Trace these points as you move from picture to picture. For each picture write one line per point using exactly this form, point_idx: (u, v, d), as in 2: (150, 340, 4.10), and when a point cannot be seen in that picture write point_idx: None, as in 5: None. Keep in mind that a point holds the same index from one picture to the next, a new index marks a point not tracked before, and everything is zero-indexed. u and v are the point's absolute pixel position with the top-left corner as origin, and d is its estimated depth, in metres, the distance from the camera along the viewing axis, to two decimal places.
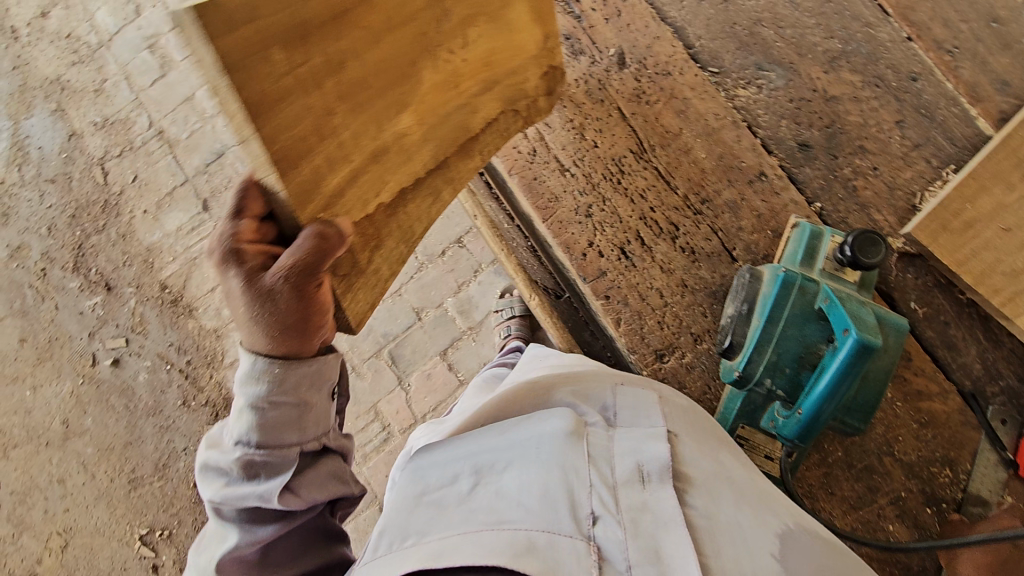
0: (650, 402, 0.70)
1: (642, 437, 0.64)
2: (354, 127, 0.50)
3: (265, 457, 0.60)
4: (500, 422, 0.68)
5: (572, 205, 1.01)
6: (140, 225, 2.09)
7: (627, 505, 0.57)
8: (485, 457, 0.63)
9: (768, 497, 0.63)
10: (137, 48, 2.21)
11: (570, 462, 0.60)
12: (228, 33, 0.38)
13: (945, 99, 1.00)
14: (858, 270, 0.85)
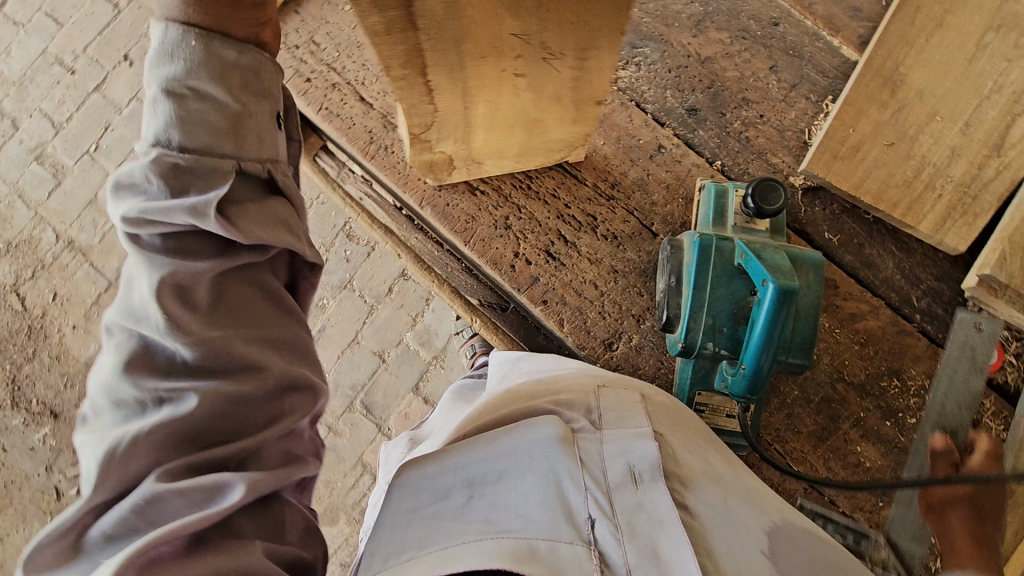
0: (634, 402, 0.70)
1: (631, 436, 0.64)
2: None
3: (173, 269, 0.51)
4: (489, 431, 0.65)
5: (490, 221, 1.01)
6: (72, 341, 2.03)
7: (621, 508, 0.58)
8: (477, 467, 0.60)
9: (751, 488, 0.65)
10: (24, 163, 2.17)
11: (565, 471, 0.59)
12: None
13: (808, 36, 1.05)
14: (766, 218, 0.87)
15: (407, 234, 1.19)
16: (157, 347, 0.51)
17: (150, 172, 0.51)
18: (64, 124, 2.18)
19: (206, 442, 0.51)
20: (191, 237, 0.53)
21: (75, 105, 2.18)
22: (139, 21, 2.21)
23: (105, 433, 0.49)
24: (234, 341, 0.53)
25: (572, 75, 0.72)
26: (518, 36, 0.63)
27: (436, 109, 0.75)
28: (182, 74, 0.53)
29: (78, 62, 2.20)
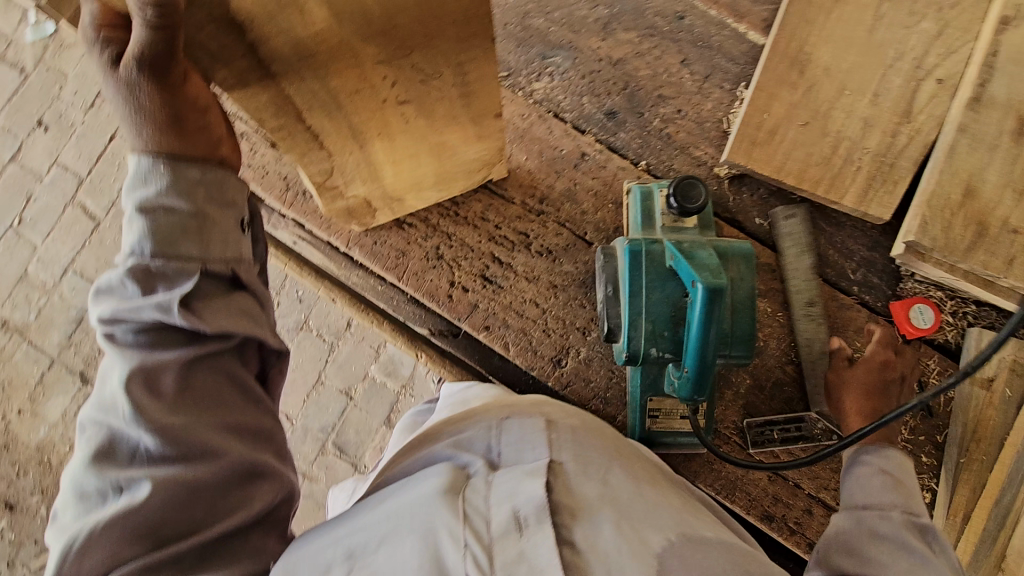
0: (536, 430, 0.65)
1: (521, 475, 0.57)
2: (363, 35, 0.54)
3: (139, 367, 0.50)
4: (383, 491, 0.60)
5: (421, 253, 0.98)
6: (21, 427, 1.95)
7: (502, 561, 0.50)
8: (357, 536, 0.55)
9: (656, 509, 0.59)
10: None
11: (440, 525, 0.52)
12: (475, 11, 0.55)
13: (714, 26, 1.05)
14: (692, 215, 0.86)
15: (343, 274, 1.15)
16: (122, 439, 0.49)
17: (123, 272, 0.51)
18: None
19: (168, 537, 0.48)
20: (160, 331, 0.52)
21: None
22: (51, 84, 2.13)
23: (68, 526, 0.47)
24: (199, 435, 0.50)
25: (457, 92, 0.67)
26: (384, 62, 0.58)
27: (329, 154, 0.71)
28: (153, 195, 0.52)
29: None
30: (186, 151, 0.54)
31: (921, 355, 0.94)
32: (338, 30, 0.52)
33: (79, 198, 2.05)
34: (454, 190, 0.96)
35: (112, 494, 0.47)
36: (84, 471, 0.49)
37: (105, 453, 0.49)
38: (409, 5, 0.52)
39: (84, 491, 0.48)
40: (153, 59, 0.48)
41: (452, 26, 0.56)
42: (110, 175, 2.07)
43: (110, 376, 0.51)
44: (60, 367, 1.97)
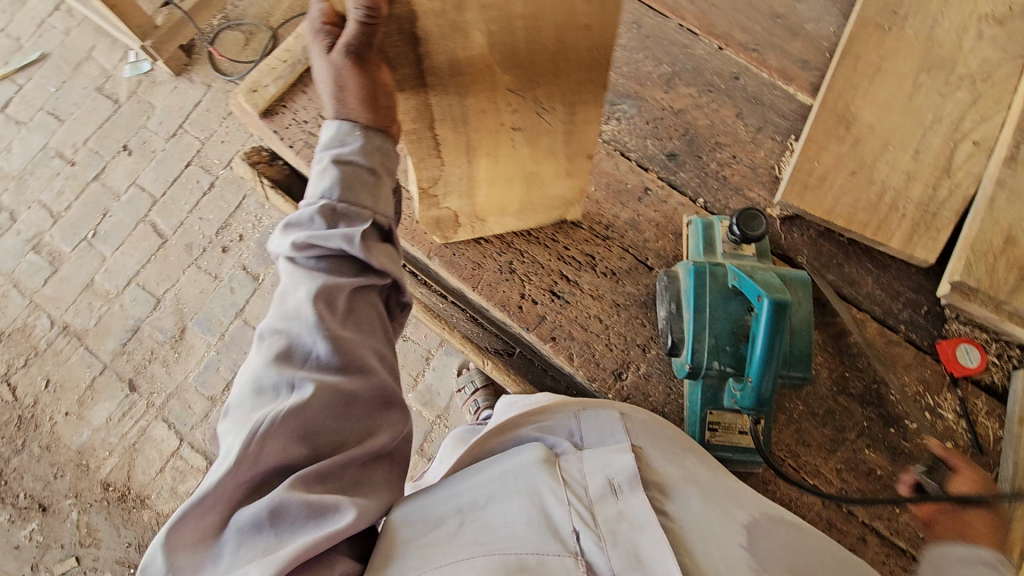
0: (613, 421, 0.73)
1: (608, 452, 0.67)
2: (504, 69, 0.68)
3: (324, 285, 0.63)
4: (481, 462, 0.68)
5: (495, 266, 1.07)
6: (65, 429, 1.98)
7: (604, 518, 0.59)
8: (467, 495, 0.61)
9: (731, 492, 0.67)
10: (20, 253, 2.19)
11: (548, 488, 0.61)
12: (595, 59, 0.68)
13: (766, 86, 1.17)
14: (751, 244, 0.95)
15: (412, 288, 1.24)
16: (299, 346, 0.60)
17: (316, 209, 0.66)
18: (61, 214, 2.22)
19: (327, 433, 0.58)
20: (336, 260, 0.67)
21: (74, 195, 2.24)
22: (139, 114, 2.32)
23: (247, 414, 0.56)
24: (358, 353, 0.62)
25: (563, 129, 0.80)
26: (514, 91, 0.71)
27: (441, 164, 0.83)
28: (346, 152, 0.70)
29: (78, 154, 2.29)
30: (369, 123, 0.70)
31: (967, 393, 0.98)
32: (487, 56, 0.65)
33: (150, 216, 2.20)
34: (524, 225, 1.08)
35: (287, 391, 0.57)
36: (264, 369, 0.59)
37: (286, 352, 0.60)
38: (547, 48, 0.66)
39: (265, 385, 0.57)
40: (357, 50, 0.61)
41: (575, 70, 0.69)
42: (182, 197, 2.21)
43: (291, 299, 0.64)
44: (111, 373, 2.02)
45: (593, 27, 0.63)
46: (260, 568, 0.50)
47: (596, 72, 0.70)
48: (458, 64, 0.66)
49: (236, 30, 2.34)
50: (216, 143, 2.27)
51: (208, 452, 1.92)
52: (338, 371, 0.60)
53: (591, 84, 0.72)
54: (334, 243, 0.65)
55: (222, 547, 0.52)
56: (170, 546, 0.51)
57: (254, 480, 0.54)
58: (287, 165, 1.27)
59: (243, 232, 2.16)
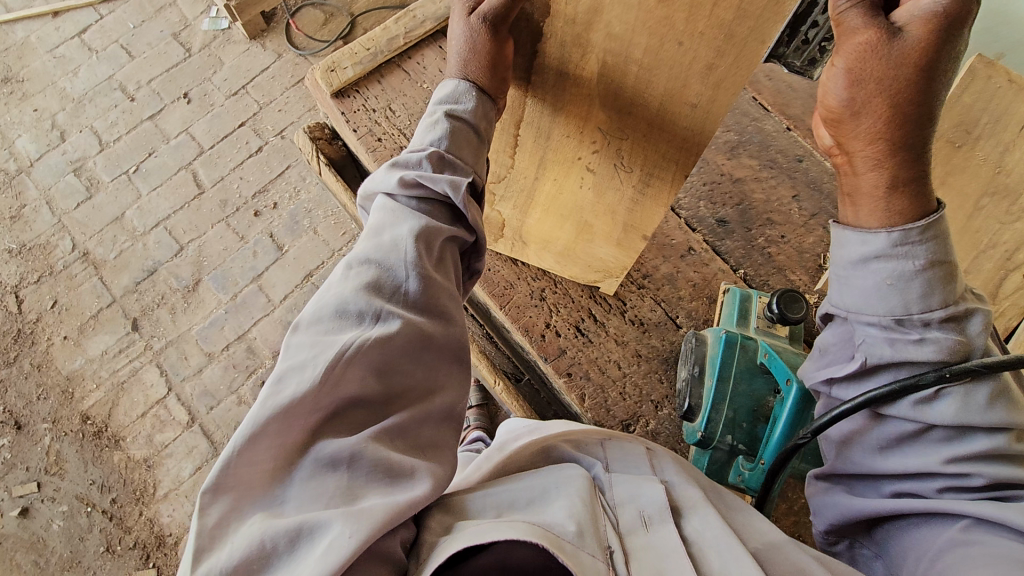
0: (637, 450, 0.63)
1: (642, 479, 0.59)
2: (603, 100, 0.72)
3: (429, 225, 0.62)
4: (516, 472, 0.59)
5: (527, 290, 1.07)
6: (60, 352, 1.97)
7: (633, 549, 0.52)
8: (505, 494, 0.55)
9: (746, 519, 0.58)
10: (60, 172, 2.22)
11: (586, 497, 0.54)
12: (695, 136, 0.69)
13: (827, 175, 1.17)
14: (787, 325, 0.94)
15: None
16: (390, 279, 0.57)
17: (425, 153, 0.67)
18: (109, 144, 2.26)
19: (403, 378, 0.54)
20: (434, 205, 0.66)
21: (126, 128, 2.28)
22: (206, 67, 2.37)
23: (326, 336, 0.52)
24: (441, 297, 0.59)
25: (634, 189, 0.82)
26: (602, 130, 0.76)
27: (513, 165, 0.90)
28: (460, 108, 0.70)
29: (140, 92, 2.33)
30: (485, 88, 0.70)
31: None
32: (594, 86, 0.71)
33: (193, 165, 2.23)
34: (561, 271, 1.07)
35: (370, 322, 0.53)
36: (350, 294, 0.55)
37: (377, 282, 0.56)
38: (650, 104, 0.69)
39: (349, 309, 0.54)
40: (497, 16, 0.65)
41: (664, 142, 0.72)
42: (228, 154, 2.24)
43: (386, 235, 0.61)
44: (118, 309, 2.02)
45: (698, 112, 0.66)
46: (341, 519, 0.44)
47: (690, 150, 0.72)
48: (566, 77, 0.72)
49: (318, 9, 2.42)
50: (273, 110, 2.30)
51: (192, 408, 1.91)
52: (422, 314, 0.57)
53: (675, 157, 0.73)
54: (437, 188, 0.65)
55: (289, 481, 0.47)
56: (236, 465, 0.46)
57: (330, 411, 0.49)
58: (345, 147, 1.29)
59: (278, 200, 2.18)
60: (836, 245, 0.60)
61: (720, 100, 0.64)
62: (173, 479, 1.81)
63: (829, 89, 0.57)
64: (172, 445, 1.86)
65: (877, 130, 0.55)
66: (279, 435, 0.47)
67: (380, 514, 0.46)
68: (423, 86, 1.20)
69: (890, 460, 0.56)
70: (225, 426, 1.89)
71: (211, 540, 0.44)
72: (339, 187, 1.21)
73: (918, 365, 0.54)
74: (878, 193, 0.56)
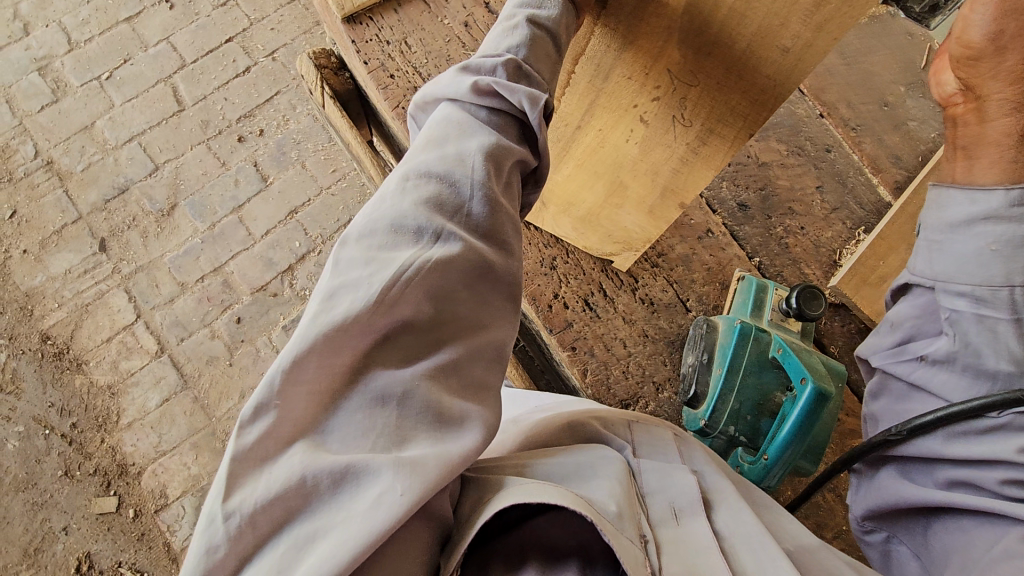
0: (666, 439, 0.62)
1: (671, 467, 0.58)
2: (685, 37, 0.67)
3: (500, 140, 0.57)
4: (549, 447, 0.56)
5: (538, 257, 1.02)
6: (18, 267, 1.84)
7: (665, 539, 0.51)
8: (542, 465, 0.51)
9: (775, 518, 0.59)
10: (22, 69, 2.02)
11: (624, 481, 0.52)
12: (778, 81, 0.66)
13: (853, 169, 1.13)
14: (800, 321, 0.93)
15: None
16: (452, 199, 0.51)
17: (502, 60, 0.61)
18: (80, 44, 2.05)
19: (460, 309, 0.48)
20: (504, 120, 0.61)
21: (99, 29, 2.07)
22: None
23: (382, 252, 0.47)
24: (501, 225, 0.53)
25: (685, 150, 0.79)
26: (671, 74, 0.71)
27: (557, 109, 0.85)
28: (545, 12, 0.65)
29: None
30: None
31: None
32: (677, 19, 0.66)
33: (173, 79, 2.05)
34: (575, 241, 1.03)
35: (429, 242, 0.48)
36: (408, 209, 0.49)
37: (438, 199, 0.51)
38: (741, 41, 0.64)
39: (407, 225, 0.49)
40: None
41: (737, 94, 0.69)
42: (212, 71, 2.07)
43: (448, 150, 0.55)
44: (84, 226, 1.89)
45: (788, 58, 0.64)
46: (389, 464, 0.40)
47: (769, 101, 0.68)
48: (646, 6, 0.67)
49: None
50: (266, 28, 2.13)
51: (162, 338, 1.82)
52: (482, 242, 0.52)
53: (746, 110, 0.70)
54: (510, 99, 0.60)
55: (332, 413, 0.43)
56: (282, 385, 0.42)
57: (382, 336, 0.45)
58: (352, 80, 1.18)
59: (265, 128, 2.04)
60: (936, 205, 0.61)
61: (817, 46, 0.61)
62: (139, 409, 1.75)
63: (970, 22, 0.54)
64: (138, 373, 1.78)
65: (1020, 71, 0.53)
66: (327, 360, 0.43)
67: (430, 462, 0.41)
68: (444, 22, 1.10)
69: (948, 448, 0.57)
70: (195, 360, 1.81)
71: (246, 468, 0.41)
72: (343, 124, 1.12)
73: (998, 346, 0.55)
74: (1005, 143, 0.55)
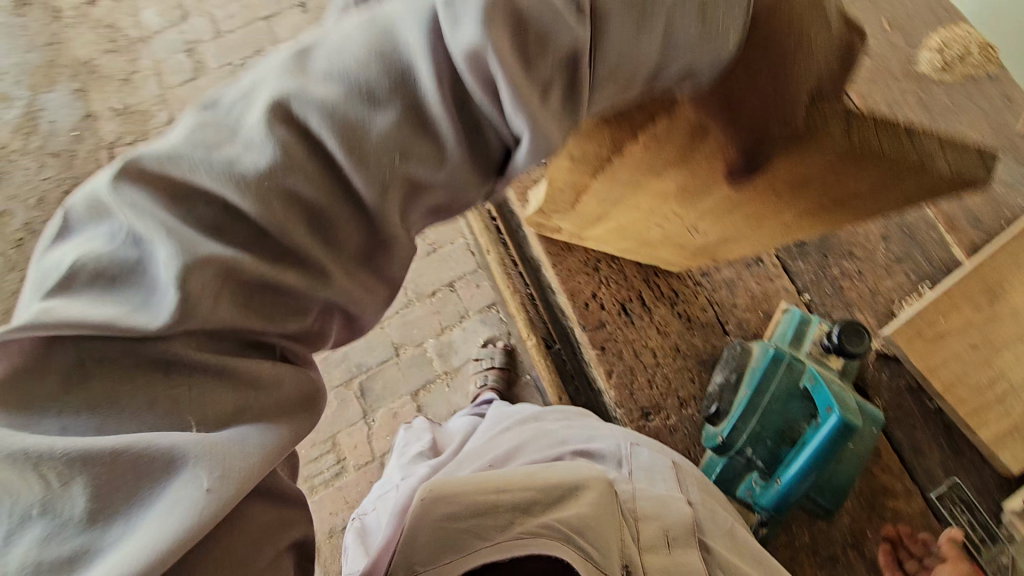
0: (665, 467, 0.82)
1: (662, 499, 0.77)
2: (686, 197, 0.66)
3: (378, 197, 0.41)
4: (529, 474, 0.72)
5: (582, 257, 1.04)
6: None
7: (652, 559, 0.69)
8: (524, 495, 0.67)
9: (752, 553, 0.76)
10: (173, 49, 2.33)
11: (611, 509, 0.68)
12: (784, 229, 0.67)
13: (925, 223, 1.09)
14: (841, 358, 0.91)
15: (492, 241, 1.30)
16: (282, 204, 0.39)
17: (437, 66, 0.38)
18: (224, 34, 2.36)
19: (261, 314, 0.41)
20: (414, 145, 0.40)
21: (242, 23, 2.37)
22: None
23: (154, 226, 0.36)
24: (395, 224, 0.43)
25: (702, 242, 0.81)
26: (680, 214, 0.72)
27: (572, 210, 0.82)
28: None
29: None
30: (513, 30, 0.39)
31: None
32: (674, 191, 0.65)
33: None
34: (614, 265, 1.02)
35: (233, 245, 0.38)
36: (203, 190, 0.38)
37: (250, 200, 0.38)
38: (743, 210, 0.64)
39: (232, 202, 0.38)
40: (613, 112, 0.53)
41: (750, 228, 0.70)
42: None
43: (343, 117, 0.38)
44: None
45: (790, 222, 0.64)
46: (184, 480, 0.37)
47: (777, 232, 0.69)
48: (644, 184, 0.66)
49: None
50: None
51: None
52: (351, 233, 0.42)
53: (758, 233, 0.71)
54: (435, 125, 0.40)
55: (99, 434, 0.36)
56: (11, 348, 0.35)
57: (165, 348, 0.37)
58: None
59: None
60: None
61: (814, 220, 0.61)
62: None
63: None
64: None
65: None
66: (55, 331, 0.35)
67: (218, 512, 0.37)
68: None
69: None
70: None
71: None
72: None
73: None
74: None
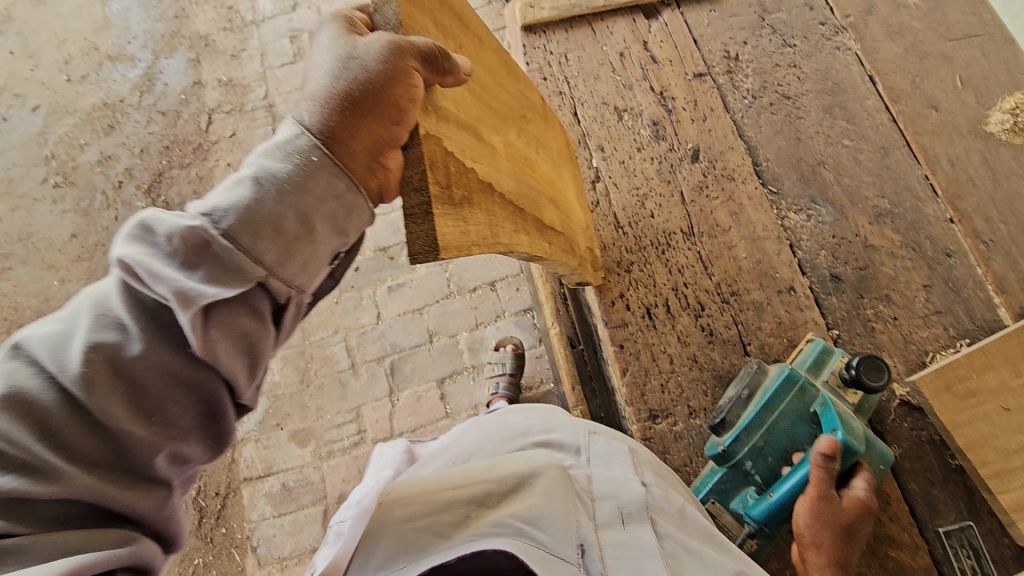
0: (620, 451, 0.85)
1: (619, 484, 0.79)
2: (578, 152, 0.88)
3: (119, 403, 0.49)
4: (477, 469, 0.76)
5: (617, 256, 1.11)
6: (219, 174, 2.28)
7: (610, 543, 0.71)
8: (476, 490, 0.71)
9: (715, 542, 0.77)
10: (280, 34, 2.55)
11: (561, 494, 0.72)
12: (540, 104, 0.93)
13: (973, 281, 1.06)
14: (859, 394, 0.91)
15: None
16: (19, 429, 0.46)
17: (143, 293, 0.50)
18: None
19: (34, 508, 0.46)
20: (142, 359, 0.50)
21: None
22: None
23: None
24: (147, 421, 0.51)
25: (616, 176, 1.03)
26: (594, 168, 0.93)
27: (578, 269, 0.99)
28: (272, 168, 0.53)
29: None
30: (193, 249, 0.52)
31: None
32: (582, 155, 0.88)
33: None
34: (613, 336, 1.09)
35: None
36: None
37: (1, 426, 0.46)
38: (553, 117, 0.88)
39: None
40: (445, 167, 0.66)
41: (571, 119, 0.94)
42: None
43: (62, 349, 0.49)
44: None
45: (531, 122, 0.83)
46: None
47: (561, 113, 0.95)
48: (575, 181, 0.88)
49: None
50: None
51: None
52: (94, 447, 0.49)
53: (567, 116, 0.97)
54: (131, 332, 0.50)
55: None
56: None
57: None
58: None
59: None
60: None
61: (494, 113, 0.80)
62: None
63: None
64: None
65: None
66: None
67: None
68: (603, 49, 1.28)
69: None
70: None
71: None
72: None
73: None
74: None
